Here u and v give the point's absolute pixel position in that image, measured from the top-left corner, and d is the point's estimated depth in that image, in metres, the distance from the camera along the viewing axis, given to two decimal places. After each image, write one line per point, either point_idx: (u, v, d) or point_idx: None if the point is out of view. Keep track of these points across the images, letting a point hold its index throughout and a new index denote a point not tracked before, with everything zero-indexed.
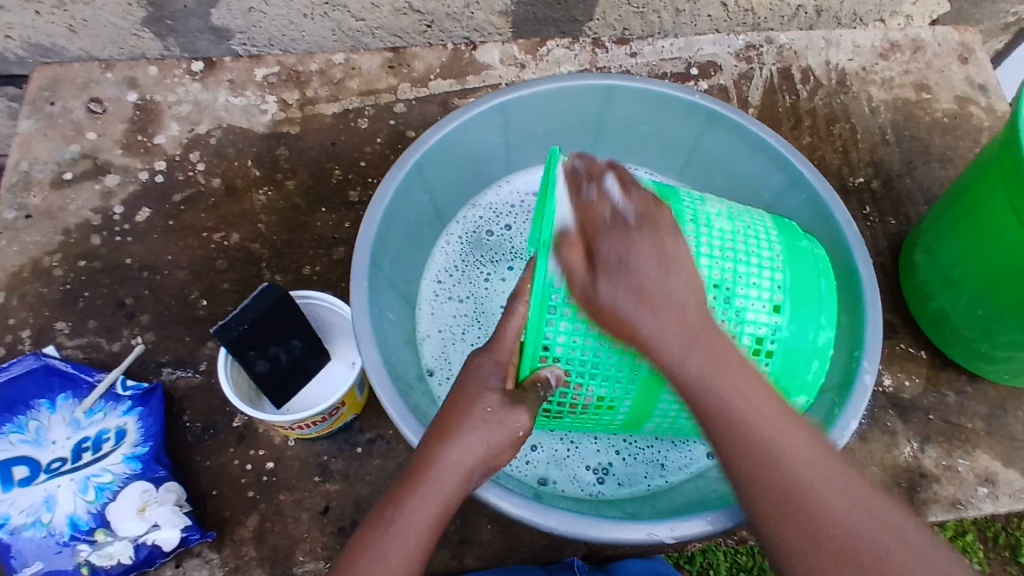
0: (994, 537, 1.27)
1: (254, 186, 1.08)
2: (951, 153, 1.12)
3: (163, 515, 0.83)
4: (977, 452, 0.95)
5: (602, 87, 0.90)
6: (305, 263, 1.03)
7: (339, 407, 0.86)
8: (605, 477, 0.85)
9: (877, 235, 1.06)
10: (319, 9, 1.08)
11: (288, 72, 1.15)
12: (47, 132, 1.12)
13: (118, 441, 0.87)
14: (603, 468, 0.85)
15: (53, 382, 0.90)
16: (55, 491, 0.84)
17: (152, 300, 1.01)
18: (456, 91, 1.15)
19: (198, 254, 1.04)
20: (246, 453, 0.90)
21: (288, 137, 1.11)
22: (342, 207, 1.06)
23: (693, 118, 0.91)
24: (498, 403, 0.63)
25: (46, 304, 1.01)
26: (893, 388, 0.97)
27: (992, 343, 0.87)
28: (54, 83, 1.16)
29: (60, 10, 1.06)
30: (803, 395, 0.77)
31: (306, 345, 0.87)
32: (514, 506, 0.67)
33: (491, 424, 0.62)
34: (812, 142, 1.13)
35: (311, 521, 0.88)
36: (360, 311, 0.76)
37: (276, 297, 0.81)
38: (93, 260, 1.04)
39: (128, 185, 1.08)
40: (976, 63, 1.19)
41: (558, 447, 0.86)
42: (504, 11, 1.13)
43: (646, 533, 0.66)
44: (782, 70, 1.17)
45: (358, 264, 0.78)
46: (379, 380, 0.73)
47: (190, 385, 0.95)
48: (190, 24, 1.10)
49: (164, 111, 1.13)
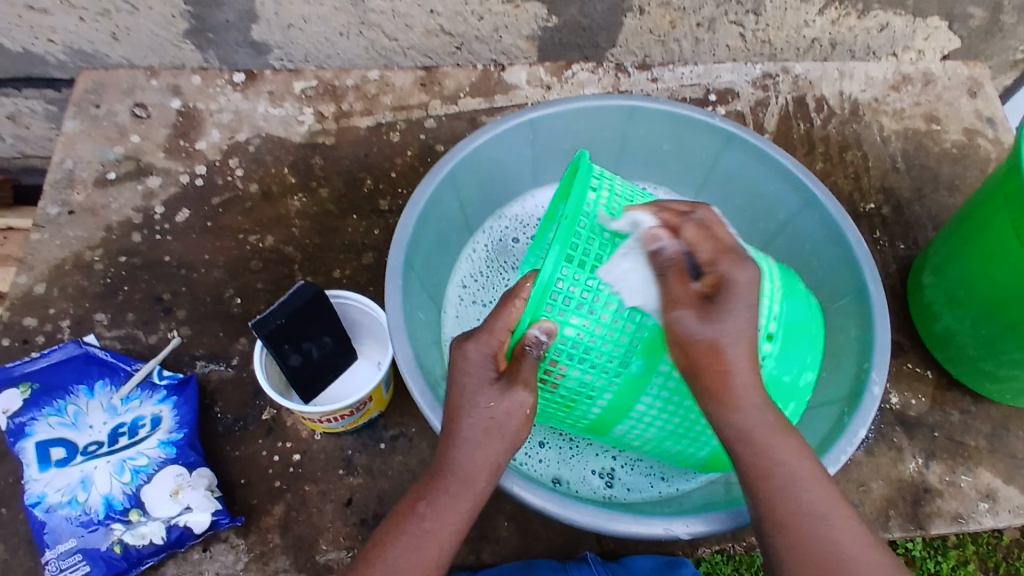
0: (996, 567, 1.24)
1: (289, 192, 1.12)
2: (959, 182, 1.16)
3: (195, 499, 0.86)
4: (980, 470, 0.97)
5: (626, 107, 0.95)
6: (335, 266, 1.08)
7: (365, 403, 0.89)
8: (612, 481, 0.88)
9: (886, 259, 1.10)
10: (355, 28, 1.15)
11: (325, 86, 1.21)
12: (93, 134, 1.18)
13: (153, 427, 0.91)
14: (608, 472, 0.88)
15: (91, 370, 0.94)
16: (92, 472, 0.88)
17: (188, 296, 1.05)
18: (484, 109, 1.20)
19: (233, 254, 1.08)
20: (274, 444, 0.94)
21: (322, 146, 1.16)
22: (372, 215, 1.11)
23: (713, 140, 0.95)
24: (496, 394, 0.65)
25: (85, 296, 1.06)
26: (900, 405, 1.00)
27: (996, 362, 0.90)
28: (99, 87, 1.22)
29: (105, 18, 1.13)
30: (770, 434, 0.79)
31: (336, 342, 0.91)
32: (539, 500, 0.70)
33: (500, 415, 0.65)
34: (825, 168, 1.17)
35: (334, 512, 0.91)
36: (394, 309, 0.79)
37: (311, 295, 0.85)
38: (133, 256, 1.09)
39: (169, 187, 1.13)
40: (984, 97, 1.24)
41: (563, 447, 0.90)
42: (531, 36, 1.18)
43: (663, 528, 0.69)
44: (796, 99, 1.22)
45: (392, 265, 0.82)
46: (411, 373, 0.76)
47: (222, 379, 0.98)
48: (230, 37, 1.16)
49: (205, 118, 1.18)
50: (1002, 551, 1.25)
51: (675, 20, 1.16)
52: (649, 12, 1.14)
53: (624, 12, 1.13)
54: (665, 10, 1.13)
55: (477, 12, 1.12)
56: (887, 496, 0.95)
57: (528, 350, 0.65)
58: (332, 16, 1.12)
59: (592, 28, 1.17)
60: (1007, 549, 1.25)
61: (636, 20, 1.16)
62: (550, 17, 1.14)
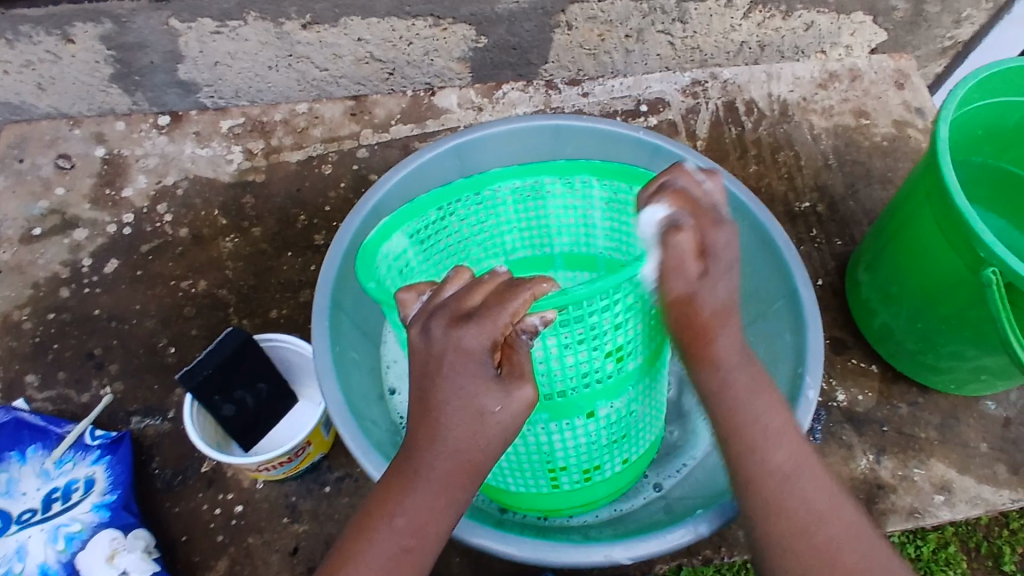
0: (977, 547, 1.09)
1: (220, 234, 1.10)
2: (891, 175, 1.17)
3: (132, 562, 0.82)
4: (932, 461, 0.97)
5: (551, 127, 0.95)
6: (271, 307, 1.05)
7: (305, 447, 0.87)
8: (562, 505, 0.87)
9: (824, 256, 1.11)
10: (283, 61, 1.14)
11: (253, 122, 1.20)
12: (17, 189, 1.15)
13: (86, 490, 0.88)
14: None
15: (23, 435, 0.91)
16: (26, 541, 0.84)
17: (120, 350, 1.02)
18: (416, 134, 1.19)
19: (165, 302, 1.06)
20: (215, 497, 0.92)
21: (253, 184, 1.14)
22: (307, 251, 1.09)
23: (640, 155, 0.95)
24: (499, 396, 0.59)
25: (14, 357, 1.03)
26: (847, 403, 1.00)
27: (935, 355, 0.91)
28: (22, 141, 1.19)
29: (28, 70, 1.11)
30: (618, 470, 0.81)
31: (272, 388, 0.89)
32: (479, 537, 0.69)
33: (505, 420, 0.59)
34: (759, 170, 1.18)
35: (281, 562, 0.88)
36: (321, 351, 0.78)
37: (238, 342, 0.83)
38: (62, 312, 1.05)
39: (96, 238, 1.10)
40: (911, 88, 1.26)
41: None
42: (462, 58, 1.18)
43: (604, 555, 0.68)
44: (726, 103, 1.24)
45: (318, 307, 0.81)
46: (341, 418, 0.74)
47: (159, 433, 0.96)
48: (157, 79, 1.15)
49: (132, 164, 1.16)
50: (983, 530, 1.10)
51: (603, 33, 1.17)
52: (577, 26, 1.15)
53: (553, 28, 1.15)
54: (593, 23, 1.15)
55: (405, 37, 1.13)
56: None
57: (523, 339, 0.58)
58: (259, 51, 1.12)
59: (521, 46, 1.18)
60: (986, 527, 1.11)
61: (564, 35, 1.16)
62: (478, 37, 1.14)
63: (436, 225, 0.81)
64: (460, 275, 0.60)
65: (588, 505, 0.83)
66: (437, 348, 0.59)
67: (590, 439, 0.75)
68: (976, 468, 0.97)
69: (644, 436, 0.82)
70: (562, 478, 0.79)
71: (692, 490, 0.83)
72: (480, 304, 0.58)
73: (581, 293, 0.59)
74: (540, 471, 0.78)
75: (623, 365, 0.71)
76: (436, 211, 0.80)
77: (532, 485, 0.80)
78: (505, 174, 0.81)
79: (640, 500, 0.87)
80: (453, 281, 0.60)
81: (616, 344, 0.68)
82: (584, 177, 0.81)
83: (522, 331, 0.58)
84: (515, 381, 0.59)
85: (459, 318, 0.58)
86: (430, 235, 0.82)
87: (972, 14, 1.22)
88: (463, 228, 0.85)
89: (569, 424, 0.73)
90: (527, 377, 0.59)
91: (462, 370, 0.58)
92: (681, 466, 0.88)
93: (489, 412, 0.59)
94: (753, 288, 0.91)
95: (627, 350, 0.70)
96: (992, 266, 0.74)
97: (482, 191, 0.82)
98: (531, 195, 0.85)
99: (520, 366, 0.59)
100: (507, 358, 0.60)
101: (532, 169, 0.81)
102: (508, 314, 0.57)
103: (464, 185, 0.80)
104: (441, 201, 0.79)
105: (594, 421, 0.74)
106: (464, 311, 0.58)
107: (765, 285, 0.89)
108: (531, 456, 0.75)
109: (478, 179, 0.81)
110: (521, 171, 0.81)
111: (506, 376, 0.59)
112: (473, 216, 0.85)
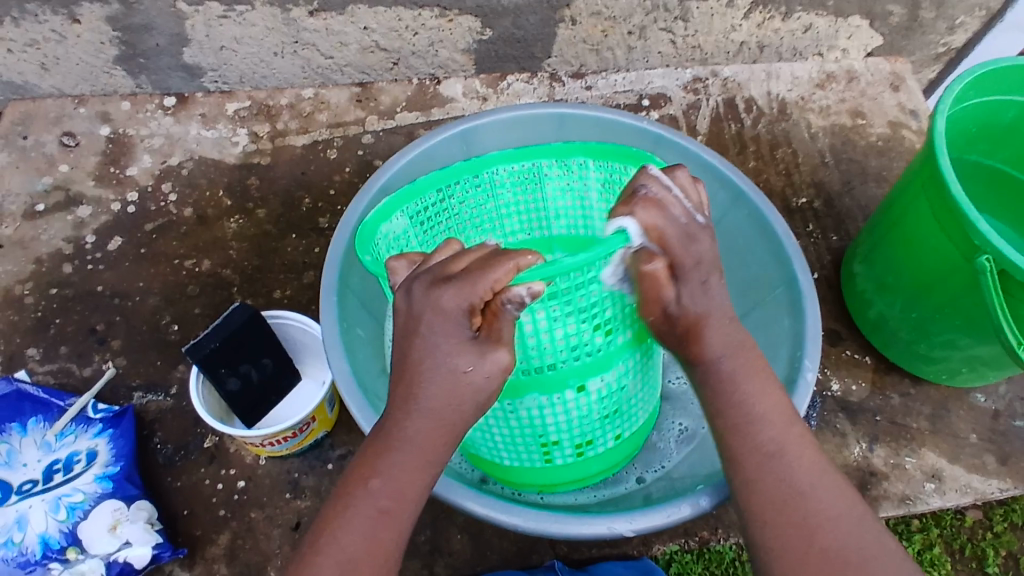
0: (961, 549, 1.11)
1: (225, 215, 1.11)
2: (886, 173, 1.20)
3: (134, 533, 0.84)
4: (924, 450, 1.00)
5: (556, 115, 0.96)
6: (275, 287, 1.06)
7: (309, 423, 0.88)
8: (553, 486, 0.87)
9: (820, 251, 1.13)
10: (290, 47, 1.15)
11: (259, 106, 1.20)
12: (21, 165, 1.15)
13: (89, 462, 0.88)
14: None
15: (24, 407, 0.91)
16: (27, 511, 0.84)
17: (123, 326, 1.03)
18: (422, 122, 1.21)
19: (169, 280, 1.06)
20: (217, 472, 0.92)
21: (258, 167, 1.15)
22: (312, 233, 1.10)
23: (642, 143, 0.97)
24: (474, 356, 0.61)
25: (16, 332, 1.03)
26: (841, 392, 1.02)
27: (928, 344, 0.93)
28: (26, 118, 1.19)
29: (34, 48, 1.11)
30: (609, 441, 0.82)
31: (277, 364, 0.90)
32: (485, 509, 0.70)
33: (478, 381, 0.62)
34: (757, 166, 1.20)
35: (283, 538, 0.89)
36: (329, 325, 0.79)
37: (246, 317, 0.83)
38: (64, 287, 1.05)
39: (100, 216, 1.10)
40: (906, 90, 1.29)
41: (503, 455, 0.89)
42: (467, 49, 1.20)
43: (607, 527, 0.69)
44: (726, 100, 1.26)
45: (327, 282, 0.81)
46: (349, 391, 0.75)
47: (161, 409, 0.96)
48: (163, 61, 1.15)
49: (137, 144, 1.16)
50: (967, 533, 1.12)
51: (607, 28, 1.19)
52: (581, 21, 1.17)
53: (557, 23, 1.17)
54: (597, 19, 1.17)
55: (412, 26, 1.14)
56: None
57: (507, 309, 0.59)
58: (265, 36, 1.13)
59: (526, 39, 1.19)
60: (970, 529, 1.12)
61: (569, 30, 1.18)
62: (484, 29, 1.16)
63: (436, 206, 0.84)
64: (449, 246, 0.65)
65: (581, 478, 0.84)
66: (420, 310, 0.62)
67: (581, 413, 0.76)
68: (966, 457, 0.99)
69: (637, 414, 0.83)
70: (553, 453, 0.80)
71: (677, 484, 0.83)
72: (464, 268, 0.61)
73: (570, 266, 0.58)
74: (533, 446, 0.79)
75: (612, 339, 0.72)
76: (435, 193, 0.82)
77: (525, 460, 0.81)
78: (502, 157, 0.83)
79: (621, 490, 0.87)
80: (442, 251, 0.65)
81: (606, 317, 0.70)
82: (580, 159, 0.83)
83: (506, 301, 0.59)
84: (492, 344, 0.62)
85: (440, 280, 0.61)
86: (431, 217, 0.84)
87: (966, 21, 1.25)
88: (464, 208, 0.87)
89: (560, 399, 0.74)
90: (505, 343, 0.62)
91: (440, 329, 0.61)
92: (666, 461, 0.89)
93: (463, 373, 0.62)
94: (752, 274, 0.93)
95: (615, 324, 0.71)
96: (987, 253, 0.76)
97: (482, 173, 0.84)
98: (531, 180, 0.87)
99: (497, 331, 0.61)
100: (488, 323, 0.62)
101: (531, 152, 0.83)
102: (490, 282, 0.58)
103: (463, 168, 0.82)
104: (440, 182, 0.81)
105: (584, 395, 0.75)
106: (447, 274, 0.61)
107: (765, 271, 0.90)
108: (523, 429, 0.77)
109: (476, 162, 0.82)
110: (517, 154, 0.82)
111: (484, 338, 0.62)
112: (475, 198, 0.87)
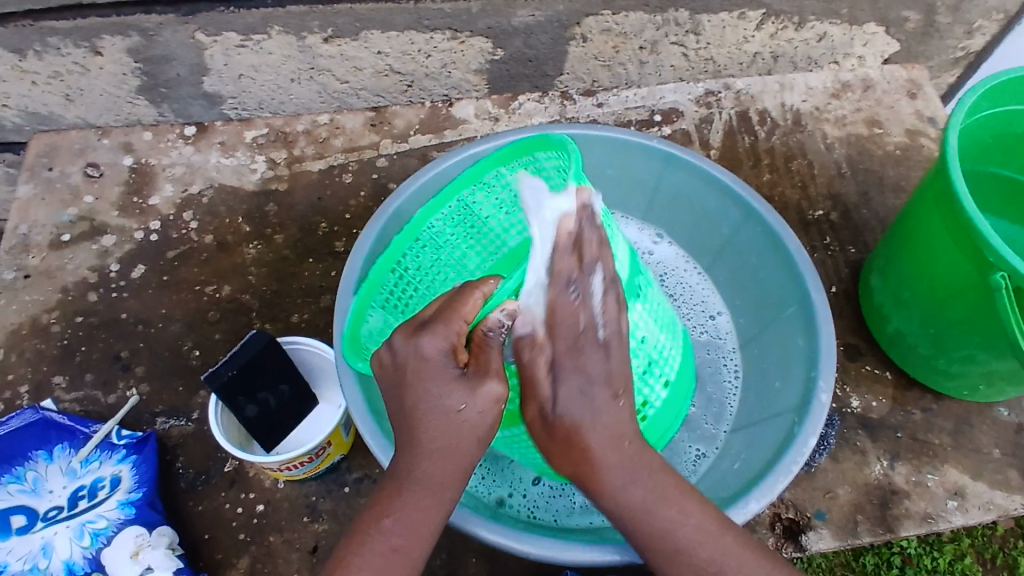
0: (993, 559, 1.13)
1: (244, 241, 1.13)
2: (904, 183, 1.19)
3: (155, 558, 0.85)
4: (946, 467, 0.97)
5: (566, 137, 0.96)
6: (293, 311, 1.08)
7: (325, 447, 0.89)
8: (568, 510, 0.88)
9: (837, 264, 1.12)
10: (306, 73, 1.18)
11: (276, 133, 1.23)
12: (47, 197, 1.18)
13: (112, 488, 0.90)
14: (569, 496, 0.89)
15: (51, 435, 0.94)
16: (53, 537, 0.87)
17: (146, 352, 1.05)
18: (435, 145, 1.22)
19: (190, 306, 1.08)
20: (237, 496, 0.94)
21: (275, 193, 1.17)
22: (328, 257, 1.12)
23: (652, 161, 0.96)
24: None
25: (44, 360, 1.06)
26: (861, 408, 1.01)
27: (947, 360, 0.91)
28: (52, 150, 1.22)
29: (58, 80, 1.15)
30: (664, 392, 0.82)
31: (293, 390, 0.91)
32: (497, 536, 0.70)
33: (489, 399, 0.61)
34: (771, 179, 1.19)
35: (300, 561, 0.90)
36: (342, 352, 0.79)
37: (262, 345, 0.85)
38: (90, 315, 1.09)
39: (124, 245, 1.14)
40: (924, 98, 1.27)
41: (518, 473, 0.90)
42: (479, 70, 1.21)
43: (619, 554, 0.69)
44: (740, 113, 1.25)
45: (340, 309, 0.82)
46: (362, 417, 0.76)
47: (182, 434, 0.99)
48: (183, 91, 1.19)
49: (158, 173, 1.20)
50: (998, 542, 1.15)
51: (618, 45, 1.20)
52: (592, 39, 1.17)
53: (568, 41, 1.17)
54: (608, 36, 1.17)
55: (423, 50, 1.15)
56: (854, 501, 0.95)
57: (489, 338, 0.63)
58: (282, 64, 1.15)
59: (537, 58, 1.20)
60: (1001, 539, 1.15)
61: (579, 47, 1.19)
62: (495, 50, 1.17)
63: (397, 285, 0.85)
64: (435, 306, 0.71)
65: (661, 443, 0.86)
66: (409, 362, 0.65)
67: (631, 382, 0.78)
68: (991, 475, 0.97)
69: (672, 357, 0.83)
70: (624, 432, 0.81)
71: None
72: (432, 315, 0.66)
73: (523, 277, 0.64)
74: None
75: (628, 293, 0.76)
76: (392, 274, 0.83)
77: None
78: (429, 211, 0.82)
79: None
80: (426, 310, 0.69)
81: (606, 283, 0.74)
82: (495, 172, 0.83)
83: (487, 332, 0.62)
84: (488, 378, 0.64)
85: (416, 329, 0.66)
86: (397, 294, 0.85)
87: (984, 25, 1.23)
88: (423, 270, 0.87)
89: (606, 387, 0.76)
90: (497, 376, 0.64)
91: None
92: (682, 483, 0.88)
93: None
94: (766, 292, 0.92)
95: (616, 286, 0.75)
96: (1001, 271, 0.74)
97: (420, 234, 0.83)
98: (465, 215, 0.86)
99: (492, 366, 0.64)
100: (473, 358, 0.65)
101: (449, 194, 0.82)
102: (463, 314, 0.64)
103: (401, 240, 0.81)
104: (389, 263, 0.82)
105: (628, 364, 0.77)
106: (420, 323, 0.66)
107: (778, 290, 0.90)
108: None
109: (413, 226, 0.82)
110: (438, 201, 0.82)
111: (471, 374, 0.64)
112: (426, 256, 0.86)
